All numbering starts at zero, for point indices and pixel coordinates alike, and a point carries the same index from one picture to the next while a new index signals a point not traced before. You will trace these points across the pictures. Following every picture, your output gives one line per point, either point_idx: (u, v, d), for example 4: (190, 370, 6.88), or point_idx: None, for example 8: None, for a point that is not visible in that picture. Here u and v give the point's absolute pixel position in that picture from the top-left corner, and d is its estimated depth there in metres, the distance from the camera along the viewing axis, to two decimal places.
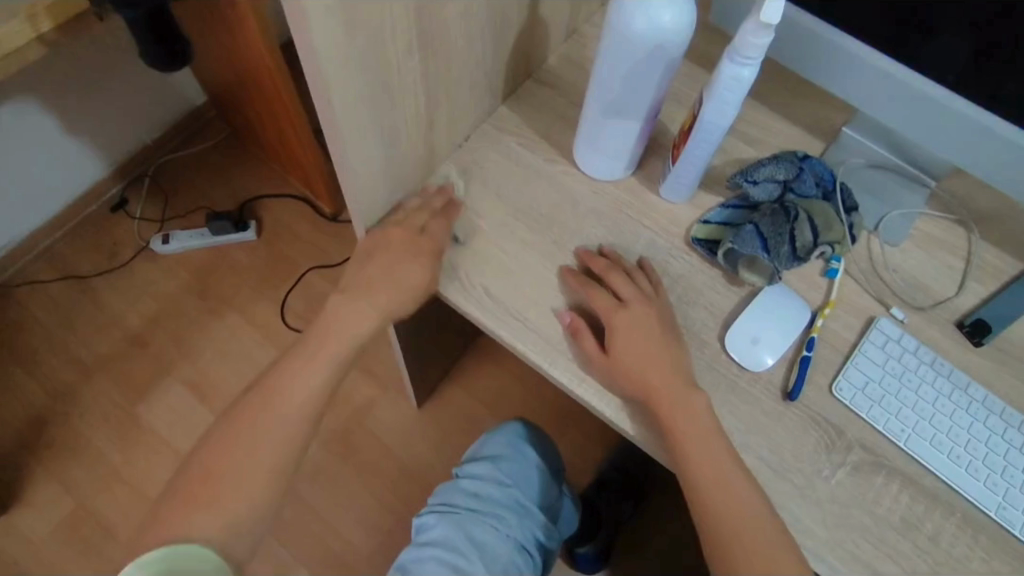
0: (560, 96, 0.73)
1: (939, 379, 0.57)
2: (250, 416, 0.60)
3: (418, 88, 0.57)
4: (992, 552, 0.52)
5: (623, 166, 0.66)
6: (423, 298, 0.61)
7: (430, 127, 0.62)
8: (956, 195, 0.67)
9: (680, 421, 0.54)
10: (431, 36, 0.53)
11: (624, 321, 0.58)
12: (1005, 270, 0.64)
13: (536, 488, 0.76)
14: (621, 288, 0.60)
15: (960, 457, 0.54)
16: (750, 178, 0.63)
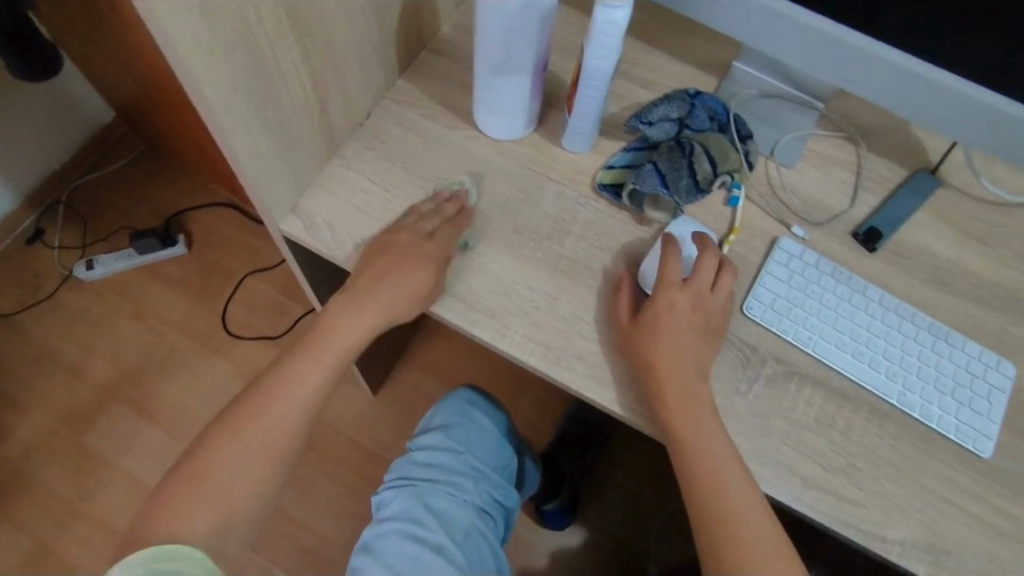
0: (456, 63, 0.73)
1: (840, 287, 0.61)
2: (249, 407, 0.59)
3: (300, 71, 0.56)
4: (897, 437, 0.56)
5: (522, 125, 0.67)
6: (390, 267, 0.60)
7: (323, 109, 0.61)
8: (845, 113, 0.70)
9: None
10: (304, 12, 0.52)
11: (673, 303, 0.56)
12: (895, 177, 0.68)
13: (489, 451, 0.79)
14: (698, 270, 0.58)
15: (863, 354, 0.58)
16: (646, 119, 0.65)
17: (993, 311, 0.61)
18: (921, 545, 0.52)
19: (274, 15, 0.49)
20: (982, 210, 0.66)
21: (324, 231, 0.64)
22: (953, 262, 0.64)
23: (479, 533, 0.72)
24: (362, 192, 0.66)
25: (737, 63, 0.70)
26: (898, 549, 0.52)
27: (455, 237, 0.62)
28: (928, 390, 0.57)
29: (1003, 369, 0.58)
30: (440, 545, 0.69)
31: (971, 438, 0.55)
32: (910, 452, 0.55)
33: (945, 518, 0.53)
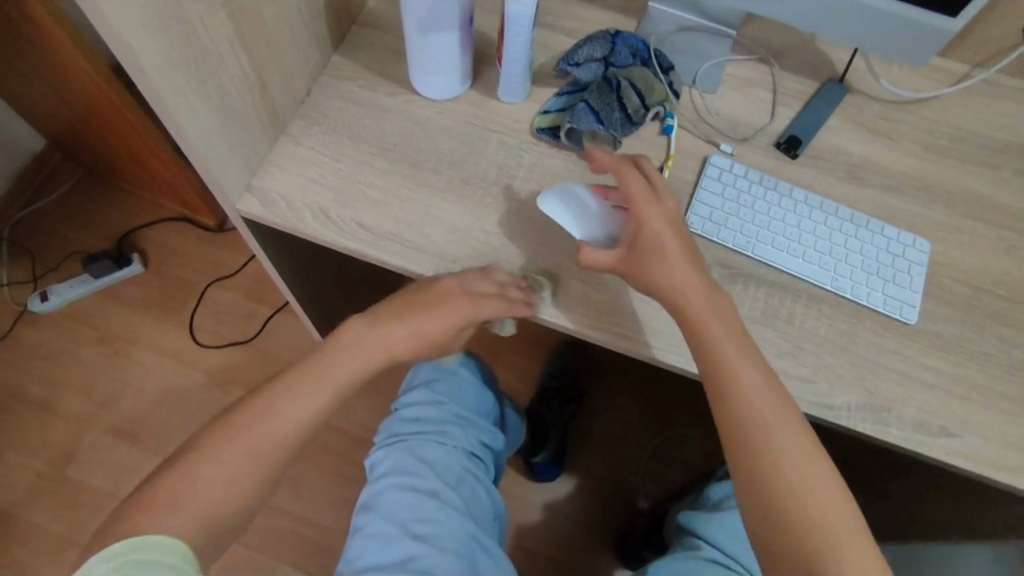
0: (387, 34, 0.75)
1: (769, 193, 0.66)
2: (251, 413, 0.57)
3: (236, 48, 0.58)
4: (832, 316, 0.62)
5: (458, 84, 0.70)
6: (437, 314, 0.60)
7: (263, 87, 0.63)
8: (756, 38, 0.76)
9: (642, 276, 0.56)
10: None
11: (664, 220, 0.57)
12: (807, 90, 0.73)
13: (470, 399, 0.83)
14: (656, 183, 0.59)
15: (796, 250, 0.64)
16: (573, 62, 0.69)
17: (903, 197, 0.68)
18: (865, 407, 0.58)
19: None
20: (885, 109, 0.72)
21: (281, 206, 0.66)
22: (865, 158, 0.70)
23: (470, 475, 0.77)
24: (312, 165, 0.68)
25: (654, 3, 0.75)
26: (846, 413, 0.58)
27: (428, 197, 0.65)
28: (856, 272, 0.63)
29: (919, 247, 0.64)
30: (436, 490, 0.73)
31: (898, 308, 0.62)
32: (843, 328, 0.61)
33: (884, 381, 0.59)
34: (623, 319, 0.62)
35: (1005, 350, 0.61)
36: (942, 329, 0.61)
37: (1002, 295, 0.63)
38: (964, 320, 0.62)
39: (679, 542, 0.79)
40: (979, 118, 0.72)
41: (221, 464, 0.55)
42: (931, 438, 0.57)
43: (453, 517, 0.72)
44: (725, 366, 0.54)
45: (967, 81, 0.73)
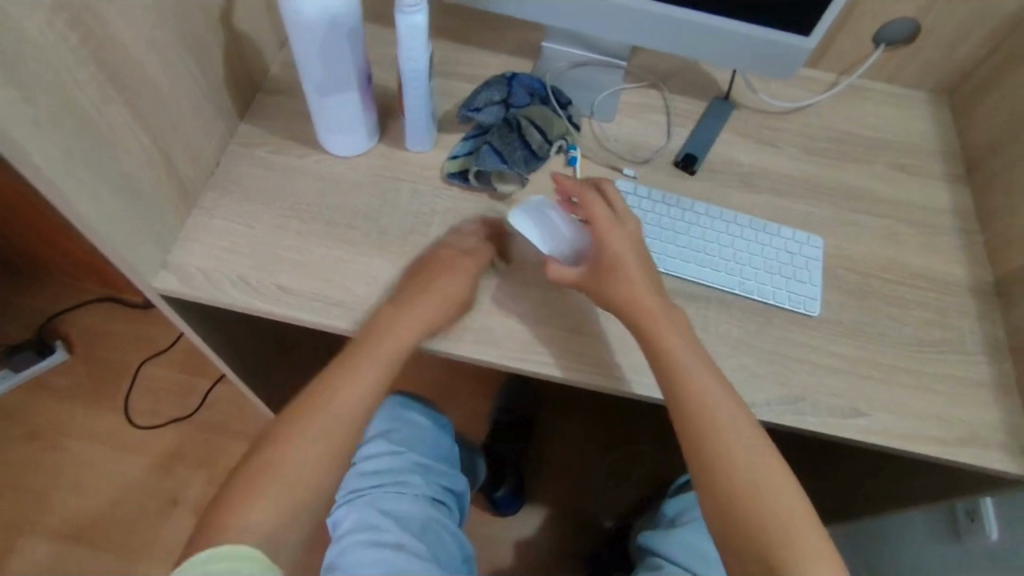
0: (292, 98, 0.77)
1: (670, 208, 0.70)
2: (303, 413, 0.57)
3: (135, 130, 0.58)
4: (742, 318, 0.66)
5: (363, 136, 0.72)
6: (441, 272, 0.63)
7: (169, 164, 0.63)
8: (643, 66, 0.81)
9: (608, 286, 0.60)
10: (121, 74, 0.54)
11: (622, 239, 0.61)
12: (697, 111, 0.79)
13: (427, 444, 0.85)
14: (615, 205, 0.64)
15: (699, 258, 0.67)
16: (473, 106, 0.72)
17: (794, 198, 0.73)
18: (782, 399, 0.62)
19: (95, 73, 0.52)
20: (766, 119, 0.78)
21: (198, 280, 0.65)
22: (754, 166, 0.75)
23: (433, 519, 0.78)
24: (227, 238, 0.67)
25: (550, 44, 0.80)
26: (766, 406, 0.61)
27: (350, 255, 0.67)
28: (761, 275, 0.67)
29: (812, 243, 0.69)
30: (401, 541, 0.73)
31: (801, 302, 0.66)
32: (753, 326, 0.65)
33: (794, 370, 0.63)
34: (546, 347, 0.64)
35: (896, 327, 0.66)
36: (840, 316, 0.66)
37: (887, 277, 0.69)
38: (858, 304, 0.67)
39: (643, 565, 0.81)
40: (847, 119, 0.79)
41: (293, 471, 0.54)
42: (841, 419, 0.61)
43: (421, 561, 0.71)
44: (668, 369, 0.57)
45: (832, 89, 0.80)
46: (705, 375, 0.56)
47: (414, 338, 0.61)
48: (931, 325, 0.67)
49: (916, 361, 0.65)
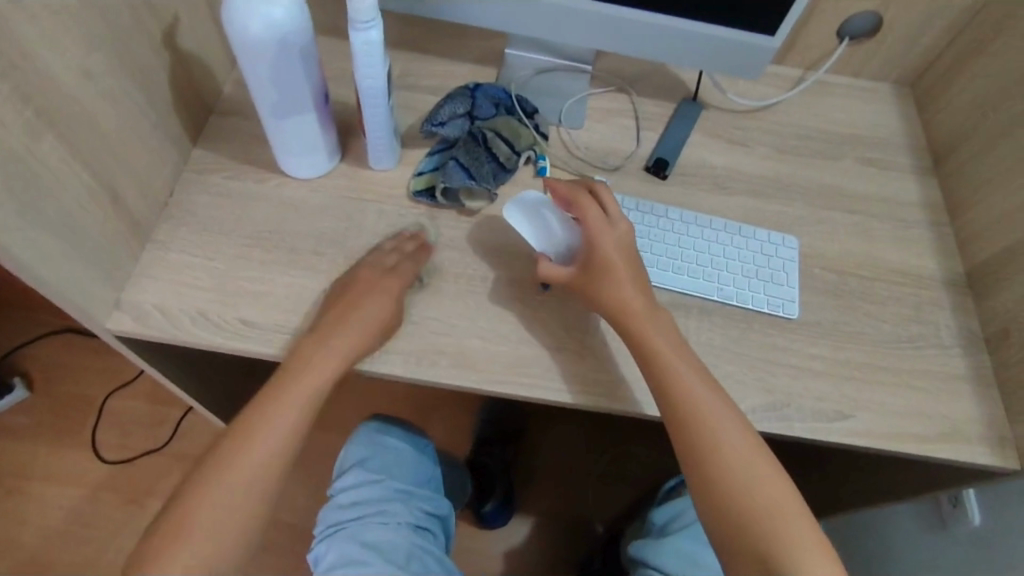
0: (414, 86, 0.88)
1: (689, 229, 0.79)
2: (238, 450, 0.60)
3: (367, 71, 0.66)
4: (799, 355, 0.74)
5: (525, 151, 0.79)
6: (619, 259, 0.67)
7: (377, 110, 0.71)
8: (732, 138, 0.90)
9: (646, 328, 0.65)
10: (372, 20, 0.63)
11: (613, 243, 0.68)
12: (832, 208, 0.86)
13: (406, 471, 0.85)
14: (609, 209, 0.69)
15: (741, 285, 0.77)
16: (520, 119, 0.81)
17: (884, 321, 0.77)
18: (767, 406, 0.70)
19: (365, 4, 0.61)
20: (880, 242, 0.83)
21: (374, 216, 0.76)
22: (867, 259, 0.82)
23: (422, 548, 0.77)
24: (401, 184, 0.78)
25: (744, 75, 0.82)
26: (797, 429, 0.69)
27: (424, 241, 0.73)
28: (835, 343, 0.75)
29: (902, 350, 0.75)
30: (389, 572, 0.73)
31: (863, 369, 0.73)
32: (815, 371, 0.73)
33: (836, 415, 0.70)
34: (612, 376, 0.69)
35: (946, 413, 0.72)
36: (904, 429, 0.70)
37: (957, 376, 0.74)
38: (927, 400, 0.72)
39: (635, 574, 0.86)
40: None
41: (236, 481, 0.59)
42: (827, 422, 0.70)
43: None
44: (713, 404, 0.62)
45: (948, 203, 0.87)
46: (740, 425, 0.62)
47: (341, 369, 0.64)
48: (993, 459, 0.70)
49: (934, 379, 0.74)
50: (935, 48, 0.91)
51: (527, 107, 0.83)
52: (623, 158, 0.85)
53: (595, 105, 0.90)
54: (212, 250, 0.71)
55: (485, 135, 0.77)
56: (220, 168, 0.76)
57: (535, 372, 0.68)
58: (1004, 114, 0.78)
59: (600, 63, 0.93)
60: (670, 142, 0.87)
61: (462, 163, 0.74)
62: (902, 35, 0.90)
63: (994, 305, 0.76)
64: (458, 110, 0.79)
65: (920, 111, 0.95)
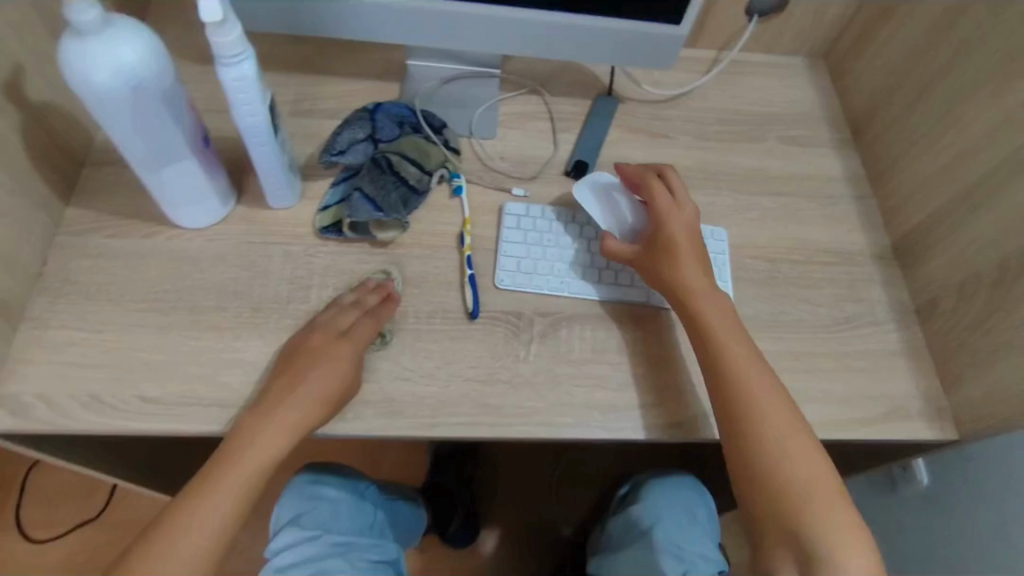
0: (312, 110, 0.82)
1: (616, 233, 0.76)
2: (218, 472, 0.57)
3: (243, 114, 0.60)
4: None
5: (437, 169, 0.74)
6: (683, 242, 0.69)
7: (264, 153, 0.65)
8: (651, 130, 0.87)
9: (710, 308, 0.67)
10: (238, 60, 0.56)
11: (679, 222, 0.70)
12: (758, 192, 0.84)
13: (345, 521, 0.81)
14: (677, 192, 0.72)
15: None
16: (429, 135, 0.76)
17: (820, 304, 0.76)
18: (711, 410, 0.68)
19: (230, 36, 0.54)
20: (809, 222, 0.82)
21: (279, 260, 0.70)
22: (797, 241, 0.80)
23: None
24: (306, 222, 0.73)
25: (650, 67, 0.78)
26: None
27: (383, 296, 0.67)
28: (773, 334, 0.73)
29: (838, 333, 0.74)
30: None
31: (803, 357, 0.72)
32: None
33: None
34: (543, 400, 0.66)
35: (885, 392, 0.71)
36: (848, 414, 0.69)
37: (893, 352, 0.74)
38: (867, 381, 0.72)
39: None
40: None
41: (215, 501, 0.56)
42: None
43: None
44: (764, 382, 0.64)
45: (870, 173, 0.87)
46: (789, 410, 0.63)
47: (334, 392, 0.61)
48: (932, 432, 0.70)
49: (872, 358, 0.73)
50: (843, 16, 0.89)
51: (435, 121, 0.78)
52: (542, 164, 0.81)
53: (507, 110, 0.85)
54: (100, 323, 0.64)
55: (389, 159, 0.71)
56: (101, 228, 0.69)
57: (466, 408, 0.65)
58: (918, 77, 0.77)
59: (508, 65, 0.88)
60: (589, 142, 0.83)
61: (368, 194, 0.69)
62: (810, 7, 0.88)
63: (922, 275, 0.76)
64: (359, 133, 0.74)
65: (835, 82, 0.94)
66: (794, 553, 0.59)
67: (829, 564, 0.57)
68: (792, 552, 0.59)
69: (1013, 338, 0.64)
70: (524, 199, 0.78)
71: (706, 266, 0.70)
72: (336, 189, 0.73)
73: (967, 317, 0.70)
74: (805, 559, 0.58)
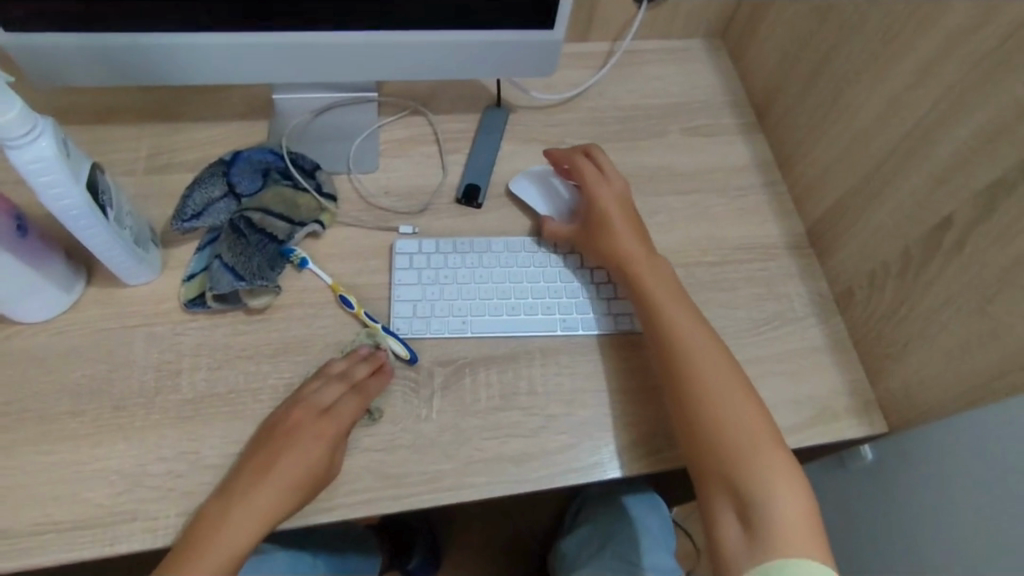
0: (168, 166, 0.74)
1: (514, 259, 0.71)
2: (188, 559, 0.53)
3: (54, 200, 0.52)
4: None
5: (308, 221, 0.68)
6: (618, 212, 0.69)
7: (98, 236, 0.57)
8: (546, 139, 0.81)
9: (647, 274, 0.66)
10: (27, 140, 0.49)
11: (609, 195, 0.70)
12: (665, 192, 0.79)
13: None
14: (604, 167, 0.72)
15: (583, 308, 0.69)
16: (299, 180, 0.69)
17: (738, 307, 0.72)
18: (633, 443, 0.63)
19: (10, 115, 0.47)
20: (719, 219, 0.78)
21: (144, 346, 0.63)
22: (707, 240, 0.76)
23: None
24: (170, 297, 0.66)
25: (539, 75, 0.71)
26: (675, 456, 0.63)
27: (373, 368, 0.62)
28: None
29: (758, 337, 0.70)
30: None
31: None
32: None
33: None
34: (451, 461, 0.61)
35: (810, 392, 0.68)
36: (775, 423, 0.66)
37: (816, 349, 0.71)
38: (791, 384, 0.68)
39: None
40: None
41: None
42: None
43: None
44: (704, 343, 0.62)
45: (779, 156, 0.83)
46: (731, 368, 0.61)
47: (317, 476, 0.57)
48: (864, 428, 0.68)
49: (794, 358, 0.70)
50: None
51: (306, 162, 0.71)
52: (430, 193, 0.75)
53: (389, 137, 0.78)
54: None
55: (249, 219, 0.66)
56: None
57: (367, 485, 0.59)
58: (811, 54, 0.73)
59: (385, 87, 0.81)
60: (479, 163, 0.77)
61: (228, 262, 0.63)
62: None
63: (840, 261, 0.73)
64: (214, 191, 0.67)
65: (735, 63, 0.89)
66: (734, 505, 0.57)
67: (765, 511, 0.55)
68: (732, 504, 0.57)
69: (931, 324, 0.61)
70: (414, 235, 0.72)
71: (644, 236, 0.70)
72: (198, 254, 0.67)
73: (882, 304, 0.67)
74: (744, 510, 0.56)
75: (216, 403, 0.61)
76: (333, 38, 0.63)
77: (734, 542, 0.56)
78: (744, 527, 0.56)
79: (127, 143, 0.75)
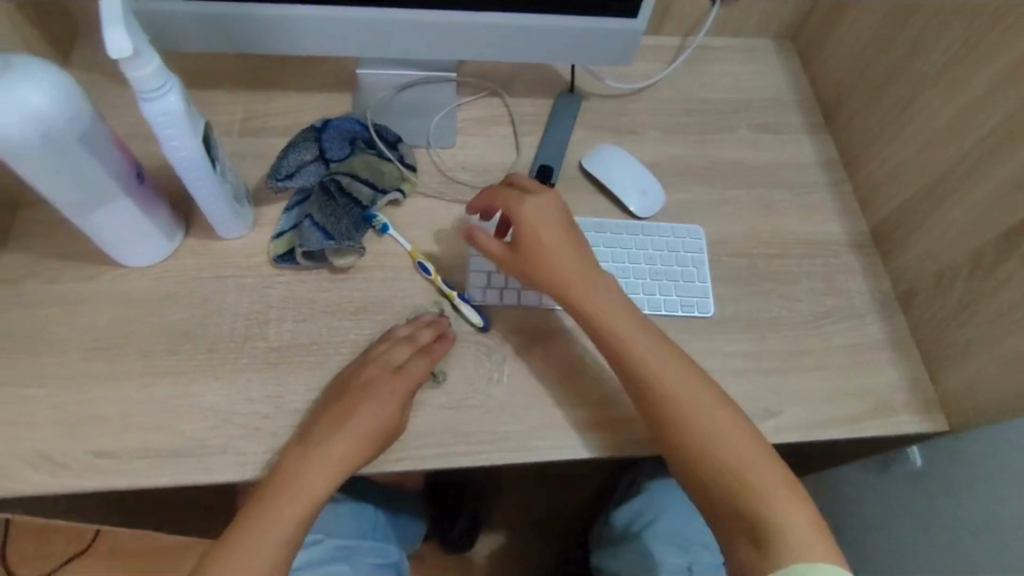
0: (261, 130, 0.78)
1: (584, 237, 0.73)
2: (270, 501, 0.57)
3: (174, 150, 0.56)
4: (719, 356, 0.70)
5: (391, 189, 0.72)
6: (542, 235, 0.63)
7: (206, 188, 0.61)
8: (617, 127, 0.84)
9: (592, 298, 0.62)
10: (159, 94, 0.52)
11: (534, 217, 0.63)
12: (732, 184, 0.81)
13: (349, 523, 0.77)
14: (528, 189, 0.65)
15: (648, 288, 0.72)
16: (382, 150, 0.73)
17: (799, 299, 0.74)
18: None
19: (148, 69, 0.51)
20: (784, 213, 0.80)
21: (236, 294, 0.67)
22: (772, 233, 0.78)
23: None
24: (261, 252, 0.69)
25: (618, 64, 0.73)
26: None
27: (436, 333, 0.65)
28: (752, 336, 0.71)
29: (818, 329, 0.72)
30: None
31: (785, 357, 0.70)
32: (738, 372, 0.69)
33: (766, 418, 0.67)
34: (517, 424, 0.64)
35: (867, 386, 0.70)
36: (832, 413, 0.68)
37: (875, 345, 0.72)
38: (849, 377, 0.70)
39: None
40: None
41: (265, 535, 0.55)
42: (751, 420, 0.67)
43: None
44: (668, 366, 0.60)
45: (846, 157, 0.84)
46: (695, 388, 0.60)
47: (388, 429, 0.60)
48: (919, 424, 0.69)
49: (853, 351, 0.71)
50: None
51: (389, 134, 0.74)
52: (505, 171, 0.78)
53: (467, 116, 0.82)
54: (41, 376, 0.61)
55: (339, 183, 0.69)
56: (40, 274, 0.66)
57: (440, 439, 0.62)
58: (886, 57, 0.74)
59: (465, 69, 0.84)
60: (553, 145, 0.80)
61: (318, 222, 0.67)
62: None
63: (904, 261, 0.74)
64: (306, 155, 0.71)
65: (805, 65, 0.91)
66: (741, 526, 0.55)
67: (772, 529, 0.53)
68: (738, 526, 0.55)
69: (995, 327, 0.62)
70: None
71: (590, 262, 0.64)
72: (288, 214, 0.70)
73: (946, 305, 0.69)
74: (751, 532, 0.54)
75: (301, 353, 0.65)
76: (430, 17, 0.66)
77: (746, 557, 0.54)
78: (752, 545, 0.54)
79: (222, 106, 0.79)
